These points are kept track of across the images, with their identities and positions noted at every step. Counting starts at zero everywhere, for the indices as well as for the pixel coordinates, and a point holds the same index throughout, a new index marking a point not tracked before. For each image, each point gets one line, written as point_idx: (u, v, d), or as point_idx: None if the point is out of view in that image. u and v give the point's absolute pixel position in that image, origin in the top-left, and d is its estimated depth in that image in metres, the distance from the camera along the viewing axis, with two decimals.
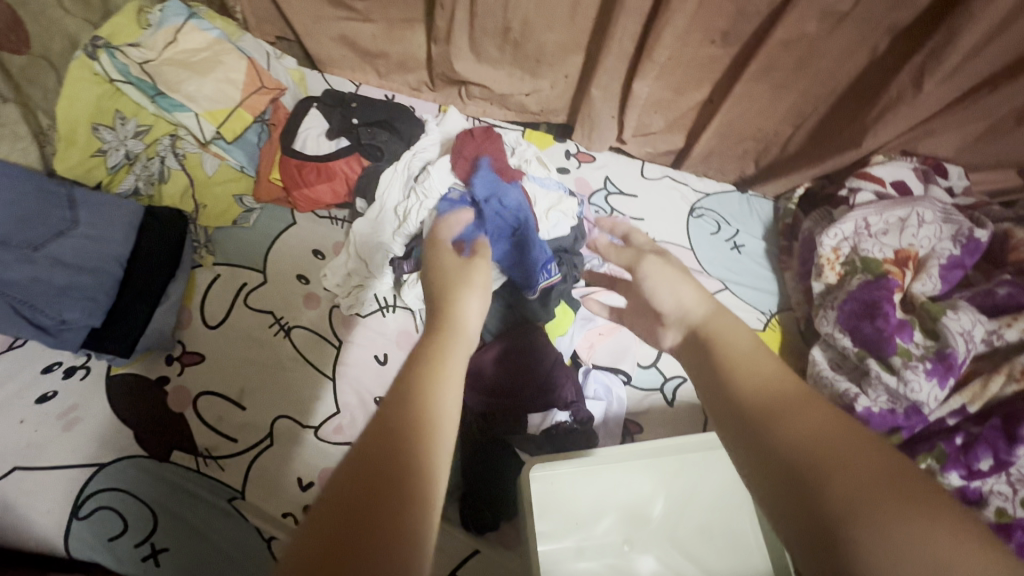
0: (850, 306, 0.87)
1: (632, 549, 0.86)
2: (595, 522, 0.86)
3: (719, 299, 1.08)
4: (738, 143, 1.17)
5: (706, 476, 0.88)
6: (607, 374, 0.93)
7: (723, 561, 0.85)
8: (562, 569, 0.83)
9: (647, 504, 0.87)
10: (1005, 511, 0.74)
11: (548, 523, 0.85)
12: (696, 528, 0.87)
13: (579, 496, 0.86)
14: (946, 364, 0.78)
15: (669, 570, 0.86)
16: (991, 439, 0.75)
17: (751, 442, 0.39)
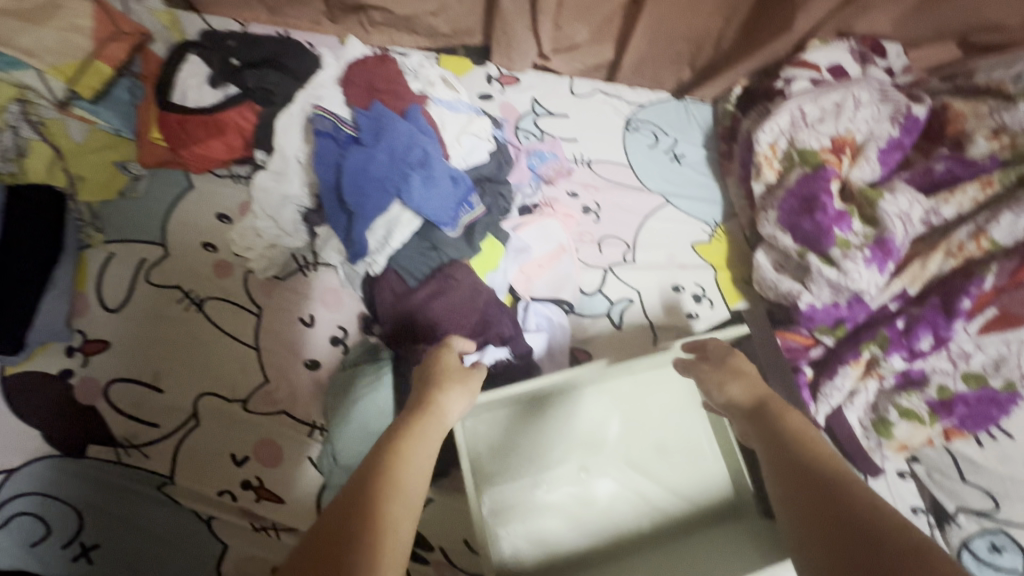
0: (790, 203, 0.84)
1: (589, 475, 0.85)
2: (550, 452, 0.85)
3: (660, 215, 1.04)
4: (670, 46, 1.08)
5: (655, 393, 0.89)
6: (549, 305, 0.89)
7: (680, 472, 0.85)
8: (518, 504, 0.81)
9: (600, 429, 0.87)
10: (948, 387, 0.75)
11: (500, 462, 0.83)
12: (651, 445, 0.87)
13: (529, 429, 0.85)
14: (885, 250, 0.76)
15: (629, 491, 0.84)
16: (931, 317, 0.74)
17: (806, 495, 0.50)
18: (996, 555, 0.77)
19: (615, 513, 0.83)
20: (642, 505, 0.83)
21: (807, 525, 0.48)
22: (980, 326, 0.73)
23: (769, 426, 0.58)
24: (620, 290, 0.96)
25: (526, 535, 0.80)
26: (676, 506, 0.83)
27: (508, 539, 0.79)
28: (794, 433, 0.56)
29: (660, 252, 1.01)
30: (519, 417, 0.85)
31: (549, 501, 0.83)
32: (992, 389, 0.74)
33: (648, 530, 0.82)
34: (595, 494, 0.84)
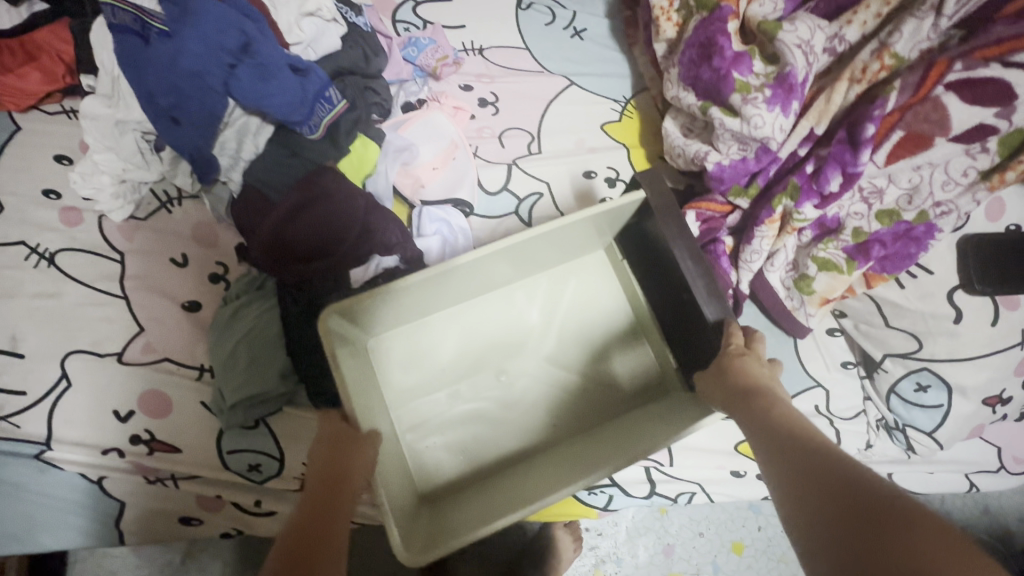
0: (689, 54, 0.75)
1: (510, 377, 0.81)
2: (465, 361, 0.81)
3: (565, 98, 0.95)
4: None
5: (569, 285, 0.86)
6: (443, 207, 0.82)
7: (602, 359, 0.83)
8: (437, 417, 0.78)
9: (515, 330, 0.83)
10: (862, 229, 0.71)
11: (414, 378, 0.79)
12: (572, 338, 0.84)
13: (439, 340, 0.81)
14: (786, 88, 0.68)
15: (554, 387, 0.81)
16: (838, 155, 0.68)
17: (782, 448, 0.49)
18: (922, 394, 0.77)
19: (542, 411, 0.80)
20: (569, 398, 0.81)
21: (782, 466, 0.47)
22: (887, 155, 0.66)
23: (750, 404, 0.55)
24: (527, 185, 0.89)
25: (448, 446, 0.77)
26: (604, 392, 0.81)
27: (427, 453, 0.76)
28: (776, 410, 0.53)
29: (567, 139, 0.93)
30: (425, 330, 0.81)
31: (470, 410, 0.79)
32: (906, 224, 0.69)
33: (577, 420, 0.80)
34: (519, 395, 0.81)
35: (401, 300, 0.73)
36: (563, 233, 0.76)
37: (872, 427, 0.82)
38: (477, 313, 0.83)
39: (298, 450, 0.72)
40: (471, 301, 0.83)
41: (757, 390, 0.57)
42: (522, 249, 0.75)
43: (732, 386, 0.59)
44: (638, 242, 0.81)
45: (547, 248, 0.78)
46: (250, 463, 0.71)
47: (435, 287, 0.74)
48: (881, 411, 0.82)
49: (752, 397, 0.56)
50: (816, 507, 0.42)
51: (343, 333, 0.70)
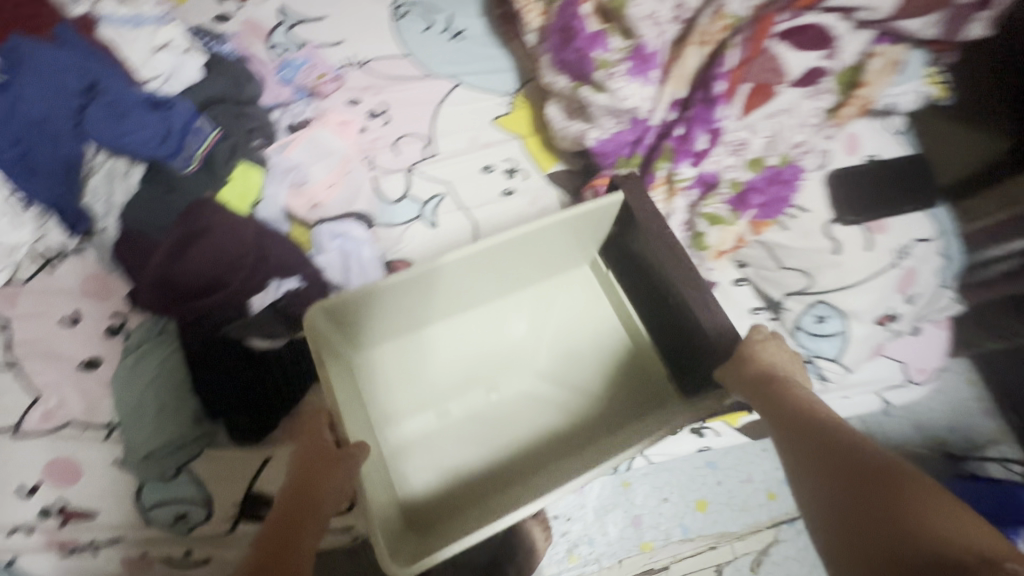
0: (554, 38, 0.79)
1: (498, 394, 0.80)
2: (454, 379, 0.80)
3: (452, 99, 0.96)
4: None
5: (553, 300, 0.86)
6: (342, 223, 0.81)
7: (592, 372, 0.82)
8: (424, 437, 0.77)
9: (499, 342, 0.83)
10: (737, 179, 0.75)
11: (403, 401, 0.78)
12: (559, 353, 0.84)
13: (426, 359, 0.81)
14: (642, 58, 0.72)
15: (541, 401, 0.80)
16: (699, 115, 0.73)
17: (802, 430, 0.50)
18: (823, 324, 0.82)
19: (532, 423, 0.79)
20: (560, 412, 0.80)
21: (803, 446, 0.49)
22: (743, 105, 0.70)
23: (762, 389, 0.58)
24: (427, 188, 0.90)
25: (435, 469, 0.75)
26: (598, 406, 0.80)
27: (415, 474, 0.75)
28: (789, 392, 0.56)
29: (462, 138, 0.94)
30: (412, 346, 0.81)
31: (457, 428, 0.78)
32: (775, 168, 0.73)
33: (570, 432, 0.78)
34: (507, 410, 0.80)
35: (385, 308, 0.74)
36: (541, 240, 0.76)
37: None
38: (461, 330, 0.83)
39: (226, 489, 0.70)
40: (454, 316, 0.83)
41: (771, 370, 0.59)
42: (499, 254, 0.75)
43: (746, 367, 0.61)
44: (620, 250, 0.81)
45: (525, 258, 0.79)
46: (175, 513, 0.68)
47: (416, 297, 0.75)
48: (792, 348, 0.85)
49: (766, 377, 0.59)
50: (827, 480, 0.45)
51: (328, 337, 0.70)
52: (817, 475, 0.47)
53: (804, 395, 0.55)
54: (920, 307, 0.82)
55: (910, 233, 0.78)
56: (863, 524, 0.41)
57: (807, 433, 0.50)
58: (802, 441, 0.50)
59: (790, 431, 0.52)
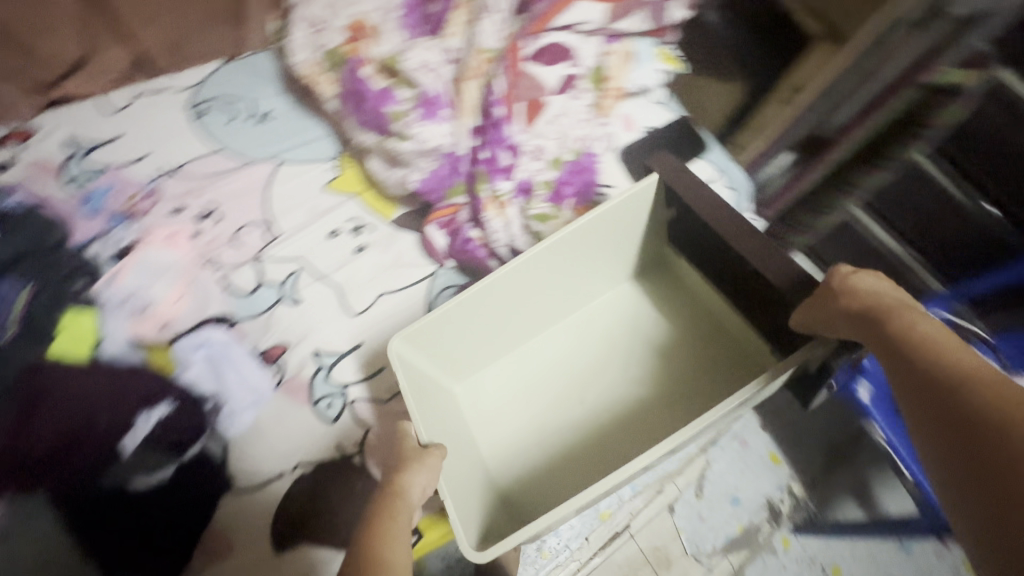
0: (349, 100, 0.88)
1: (579, 391, 0.86)
2: (537, 379, 0.88)
3: (279, 178, 0.98)
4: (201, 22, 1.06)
5: (627, 307, 0.92)
6: (200, 333, 0.84)
7: (684, 362, 0.86)
8: (511, 437, 0.85)
9: (577, 355, 0.89)
10: (547, 179, 0.85)
11: (494, 406, 0.87)
12: (640, 361, 0.87)
13: (512, 365, 0.89)
14: (429, 103, 0.84)
15: (619, 392, 0.85)
16: (493, 136, 0.83)
17: (919, 386, 0.50)
18: None
19: (612, 414, 0.84)
20: (644, 403, 0.84)
21: (919, 408, 0.50)
22: (525, 118, 0.83)
23: (873, 324, 0.57)
24: (281, 269, 0.91)
25: (525, 464, 0.83)
26: (690, 393, 0.83)
27: (519, 488, 0.81)
28: (913, 331, 0.54)
29: (301, 211, 0.96)
30: (501, 370, 0.89)
31: (541, 425, 0.85)
32: (573, 161, 0.85)
33: (656, 419, 0.82)
34: (588, 404, 0.85)
35: (463, 332, 0.81)
36: (591, 238, 0.81)
37: None
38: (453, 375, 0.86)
39: None
40: (533, 335, 0.90)
41: (882, 304, 0.58)
42: (547, 267, 0.81)
43: (847, 292, 0.61)
44: (681, 238, 0.85)
45: (588, 256, 0.84)
46: None
47: (488, 316, 0.81)
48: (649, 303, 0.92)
49: (869, 307, 0.58)
50: (945, 449, 0.46)
51: (418, 364, 0.78)
52: (942, 431, 0.47)
53: (930, 331, 0.53)
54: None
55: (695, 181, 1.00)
56: (995, 504, 0.41)
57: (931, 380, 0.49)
58: (928, 390, 0.49)
59: (918, 376, 0.50)
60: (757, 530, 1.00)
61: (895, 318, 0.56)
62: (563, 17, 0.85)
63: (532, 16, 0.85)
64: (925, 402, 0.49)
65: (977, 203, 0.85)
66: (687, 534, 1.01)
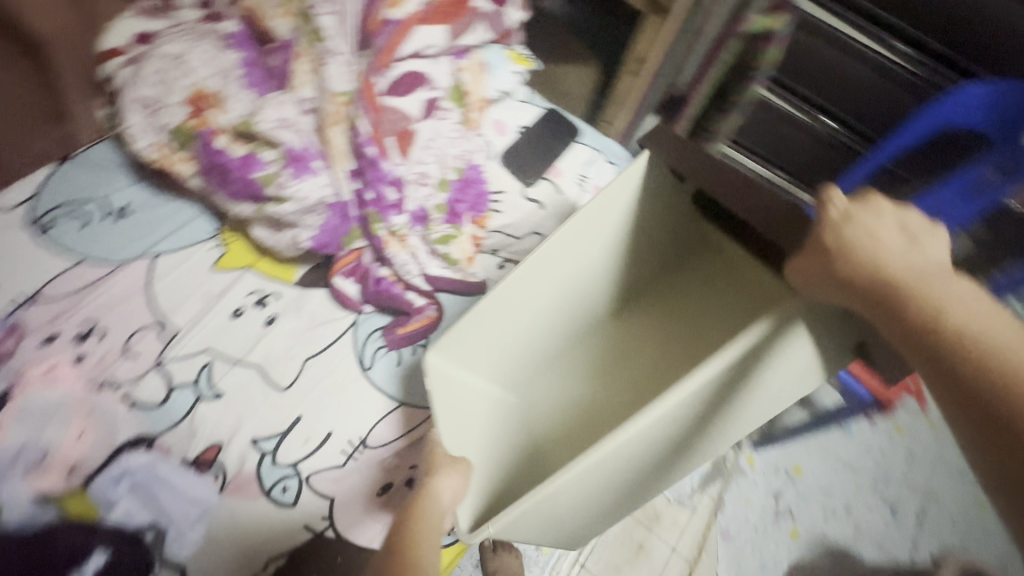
0: (211, 176, 0.83)
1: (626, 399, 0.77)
2: (573, 387, 0.81)
3: (159, 272, 0.91)
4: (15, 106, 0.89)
5: (671, 295, 0.82)
6: (117, 463, 0.77)
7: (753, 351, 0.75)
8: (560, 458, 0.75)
9: (610, 358, 0.82)
10: (439, 202, 0.87)
11: (536, 425, 0.79)
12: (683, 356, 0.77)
13: (546, 375, 0.83)
14: (298, 158, 0.80)
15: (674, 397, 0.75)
16: (373, 175, 0.81)
17: (961, 392, 0.37)
18: None
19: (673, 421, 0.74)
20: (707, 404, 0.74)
21: (960, 421, 0.37)
22: (400, 151, 0.82)
23: (891, 306, 0.43)
24: (190, 366, 0.85)
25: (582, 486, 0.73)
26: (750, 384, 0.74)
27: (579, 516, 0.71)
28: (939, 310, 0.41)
29: (194, 300, 0.90)
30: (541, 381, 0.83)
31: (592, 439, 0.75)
32: (459, 179, 0.89)
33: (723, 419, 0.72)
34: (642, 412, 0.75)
35: (500, 337, 0.73)
36: (609, 226, 0.72)
37: None
38: (408, 417, 0.86)
39: None
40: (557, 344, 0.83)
41: (903, 266, 0.44)
42: (567, 263, 0.72)
43: (844, 255, 0.47)
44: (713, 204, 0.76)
45: (612, 245, 0.75)
46: None
47: (514, 325, 0.73)
48: None
49: (878, 272, 0.44)
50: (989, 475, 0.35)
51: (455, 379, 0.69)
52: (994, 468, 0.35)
53: (964, 316, 0.40)
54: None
55: (578, 164, 0.98)
56: None
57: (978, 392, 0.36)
58: (965, 397, 0.37)
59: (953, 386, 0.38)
60: (725, 458, 1.07)
61: (914, 288, 0.42)
62: (408, 46, 0.80)
63: (376, 50, 0.79)
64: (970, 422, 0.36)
65: (818, 119, 0.91)
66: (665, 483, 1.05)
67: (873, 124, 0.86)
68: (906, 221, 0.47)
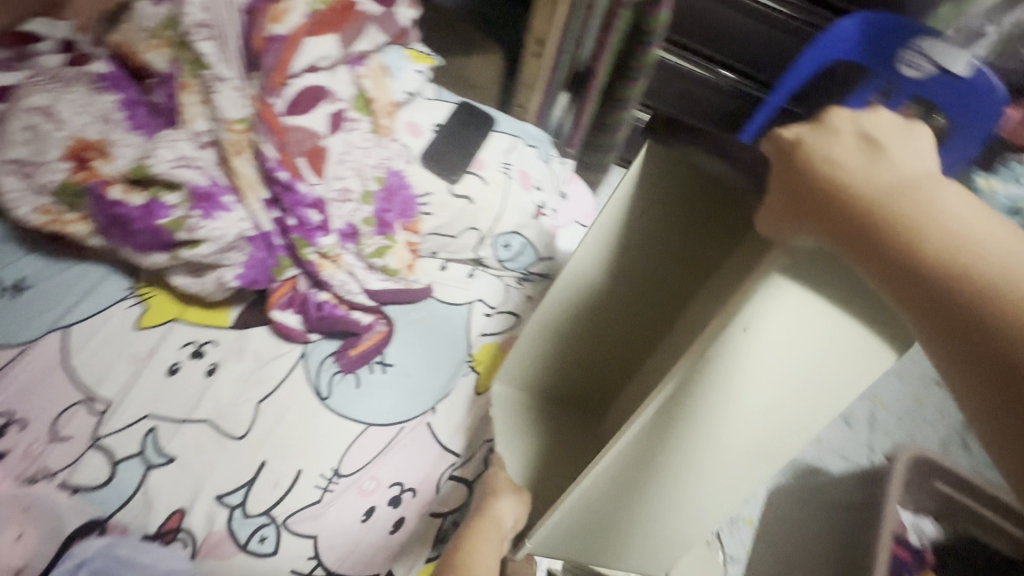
0: (112, 231, 0.76)
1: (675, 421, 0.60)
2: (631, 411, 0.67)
3: (75, 343, 0.83)
4: None
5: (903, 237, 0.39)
6: (68, 556, 0.71)
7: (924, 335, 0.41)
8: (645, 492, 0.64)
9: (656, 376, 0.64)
10: (366, 215, 0.85)
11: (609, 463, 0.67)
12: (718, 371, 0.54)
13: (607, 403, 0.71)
14: (206, 196, 0.75)
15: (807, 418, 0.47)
16: (290, 201, 0.78)
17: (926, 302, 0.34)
18: (508, 246, 0.98)
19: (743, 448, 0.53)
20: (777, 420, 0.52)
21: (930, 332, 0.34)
22: (314, 171, 0.79)
23: (873, 241, 0.34)
24: (131, 437, 0.79)
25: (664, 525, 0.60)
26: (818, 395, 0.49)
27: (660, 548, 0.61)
28: (925, 238, 0.34)
29: (122, 365, 0.83)
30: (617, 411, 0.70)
31: None
32: (382, 189, 0.86)
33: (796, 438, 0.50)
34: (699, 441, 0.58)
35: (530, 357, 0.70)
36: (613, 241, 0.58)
37: (518, 286, 1.00)
38: (379, 437, 0.85)
39: None
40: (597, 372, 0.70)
41: (881, 183, 0.35)
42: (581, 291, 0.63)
43: (813, 182, 0.36)
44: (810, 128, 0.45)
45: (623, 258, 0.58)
46: None
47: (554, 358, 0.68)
48: (510, 274, 1.00)
49: (848, 200, 0.35)
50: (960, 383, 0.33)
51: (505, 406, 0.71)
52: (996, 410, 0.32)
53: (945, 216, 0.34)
54: (549, 183, 1.03)
55: (500, 153, 0.97)
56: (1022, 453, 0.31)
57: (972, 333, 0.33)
58: (930, 310, 0.34)
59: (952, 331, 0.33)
60: None
61: (897, 214, 0.34)
62: (299, 62, 0.76)
63: (264, 70, 0.74)
64: (964, 370, 0.33)
65: (716, 70, 1.18)
66: None
67: (746, 61, 1.15)
68: (865, 121, 0.38)
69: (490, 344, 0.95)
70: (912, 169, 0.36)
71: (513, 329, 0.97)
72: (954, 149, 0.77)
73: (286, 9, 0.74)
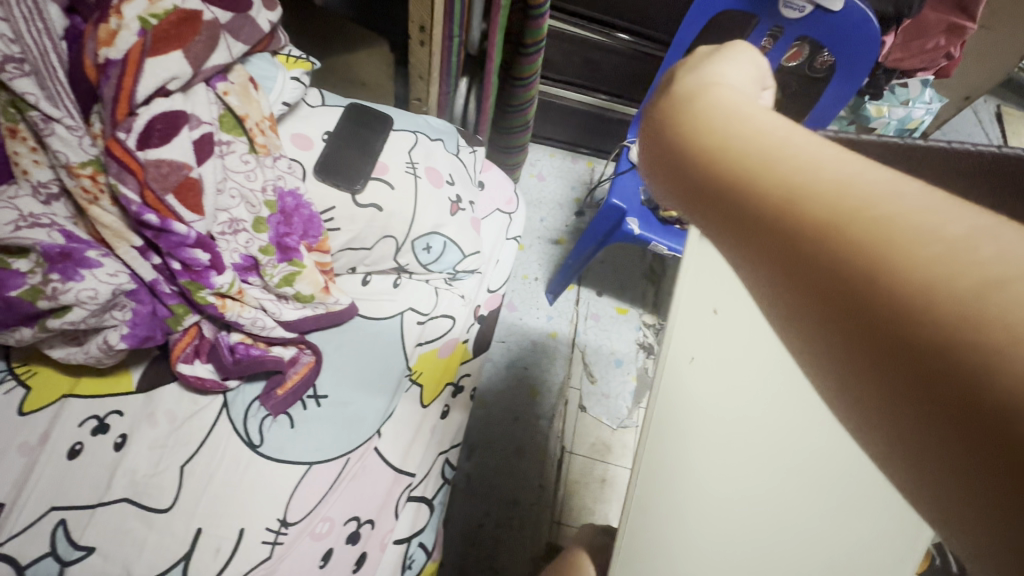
0: None
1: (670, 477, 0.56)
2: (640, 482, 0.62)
3: None
4: None
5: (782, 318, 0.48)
6: None
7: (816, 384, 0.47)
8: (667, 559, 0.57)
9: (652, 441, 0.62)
10: (263, 244, 0.78)
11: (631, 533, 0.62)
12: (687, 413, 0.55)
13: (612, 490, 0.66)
14: (63, 255, 0.64)
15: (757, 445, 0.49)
16: (169, 244, 0.69)
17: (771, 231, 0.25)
18: (428, 249, 0.93)
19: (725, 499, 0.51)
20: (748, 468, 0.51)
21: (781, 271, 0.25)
22: (191, 209, 0.69)
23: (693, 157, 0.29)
24: (33, 539, 0.69)
25: None
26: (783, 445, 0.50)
27: None
28: (745, 146, 0.27)
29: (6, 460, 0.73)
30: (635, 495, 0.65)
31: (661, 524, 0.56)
32: (276, 213, 0.79)
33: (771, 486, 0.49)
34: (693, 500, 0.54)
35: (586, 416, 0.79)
36: None
37: (447, 288, 0.98)
38: (324, 474, 0.80)
39: None
40: None
41: (697, 100, 0.31)
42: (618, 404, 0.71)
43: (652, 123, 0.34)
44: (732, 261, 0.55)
45: None
46: None
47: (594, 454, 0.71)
48: (437, 275, 0.97)
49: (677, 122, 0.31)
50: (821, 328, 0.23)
51: None
52: (849, 343, 0.21)
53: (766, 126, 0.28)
54: (461, 176, 0.99)
55: (403, 152, 0.91)
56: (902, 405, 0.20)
57: (816, 250, 0.23)
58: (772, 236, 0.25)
59: (782, 242, 0.24)
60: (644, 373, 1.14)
61: (715, 121, 0.29)
62: (143, 88, 0.66)
63: (107, 103, 0.66)
64: (801, 292, 0.23)
65: (614, 35, 1.27)
66: (604, 416, 1.34)
67: (640, 21, 1.25)
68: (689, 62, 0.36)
69: (428, 353, 0.92)
70: (730, 84, 0.32)
71: (449, 334, 0.94)
72: (844, 80, 0.98)
73: (116, 30, 0.66)
